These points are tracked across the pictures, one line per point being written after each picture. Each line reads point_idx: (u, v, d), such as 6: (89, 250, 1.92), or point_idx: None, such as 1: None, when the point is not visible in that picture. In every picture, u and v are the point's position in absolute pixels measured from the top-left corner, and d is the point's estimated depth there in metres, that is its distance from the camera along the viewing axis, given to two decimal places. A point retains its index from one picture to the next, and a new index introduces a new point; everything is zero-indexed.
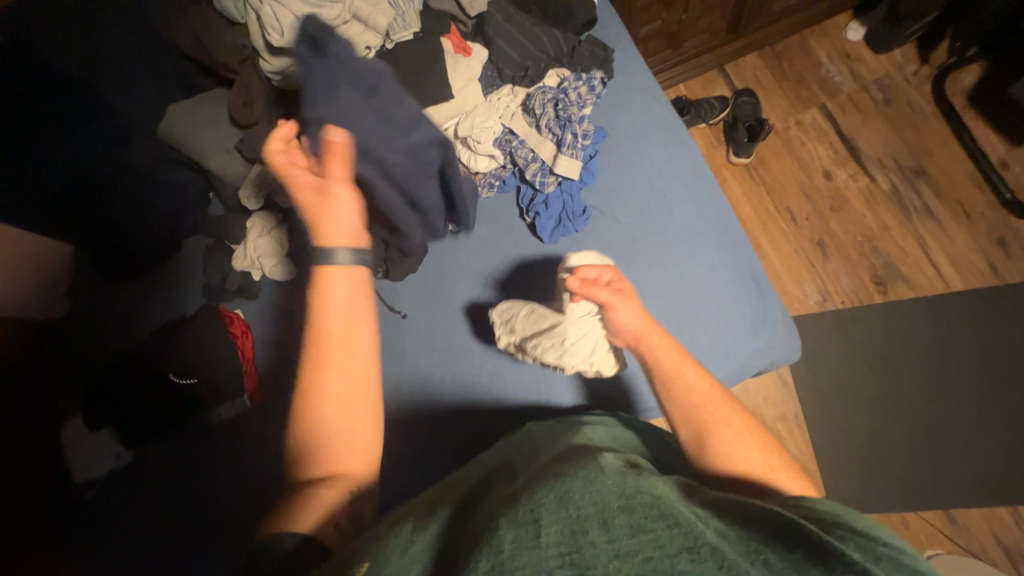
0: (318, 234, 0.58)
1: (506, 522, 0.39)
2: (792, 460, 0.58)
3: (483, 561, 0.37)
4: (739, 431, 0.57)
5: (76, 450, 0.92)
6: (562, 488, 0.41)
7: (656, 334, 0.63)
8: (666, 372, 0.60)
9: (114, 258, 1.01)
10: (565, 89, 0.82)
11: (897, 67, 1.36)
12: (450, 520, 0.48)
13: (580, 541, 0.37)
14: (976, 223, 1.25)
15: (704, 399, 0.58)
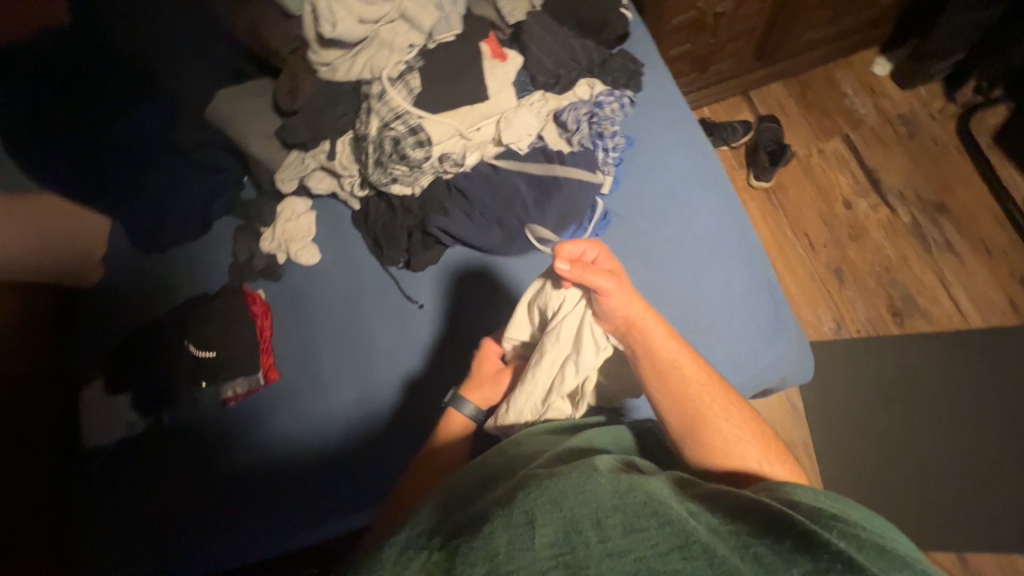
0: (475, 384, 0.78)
1: (499, 524, 0.39)
2: (781, 447, 0.63)
3: (479, 565, 0.37)
4: (728, 422, 0.61)
5: (101, 410, 0.97)
6: (554, 488, 0.41)
7: (650, 320, 0.61)
8: (662, 364, 0.61)
9: (149, 234, 1.06)
10: (600, 103, 0.85)
11: (922, 103, 1.38)
12: (448, 515, 0.47)
13: (573, 541, 0.37)
14: (997, 261, 1.24)
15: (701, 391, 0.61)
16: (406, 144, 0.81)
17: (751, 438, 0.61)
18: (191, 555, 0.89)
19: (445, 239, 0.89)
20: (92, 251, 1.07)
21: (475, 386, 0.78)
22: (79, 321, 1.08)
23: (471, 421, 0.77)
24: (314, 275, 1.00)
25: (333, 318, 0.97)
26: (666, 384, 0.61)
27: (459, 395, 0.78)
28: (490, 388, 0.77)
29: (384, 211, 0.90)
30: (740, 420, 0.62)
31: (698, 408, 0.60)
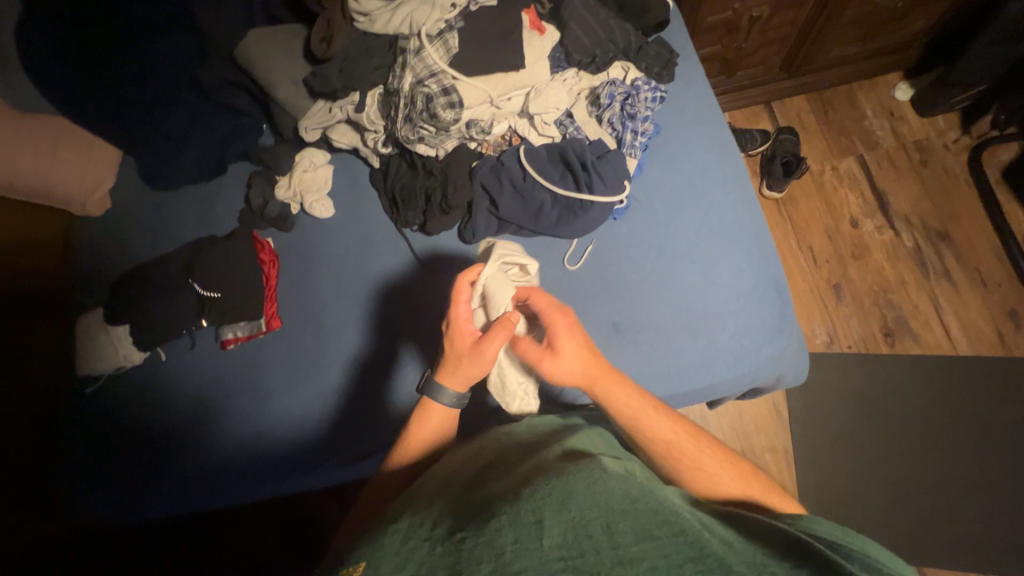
0: (456, 368, 0.64)
1: (505, 521, 0.39)
2: (769, 482, 0.60)
3: (485, 562, 0.36)
4: (704, 471, 0.59)
5: (92, 342, 0.96)
6: (562, 490, 0.41)
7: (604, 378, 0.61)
8: (624, 420, 0.61)
9: (163, 171, 1.06)
10: (637, 87, 0.85)
11: (938, 132, 1.40)
12: (449, 509, 0.47)
13: (582, 544, 0.36)
14: (991, 293, 1.27)
15: (672, 437, 0.60)
16: (437, 104, 0.81)
17: (730, 478, 0.59)
18: (177, 491, 0.90)
19: (464, 205, 0.89)
20: (100, 181, 1.08)
21: (450, 372, 0.65)
22: (87, 251, 1.08)
23: (455, 406, 0.66)
24: (325, 229, 1.00)
25: (341, 274, 0.97)
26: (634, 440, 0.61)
27: (435, 383, 0.66)
28: (470, 370, 0.64)
29: (405, 171, 0.91)
30: (718, 462, 0.60)
31: (671, 461, 0.59)
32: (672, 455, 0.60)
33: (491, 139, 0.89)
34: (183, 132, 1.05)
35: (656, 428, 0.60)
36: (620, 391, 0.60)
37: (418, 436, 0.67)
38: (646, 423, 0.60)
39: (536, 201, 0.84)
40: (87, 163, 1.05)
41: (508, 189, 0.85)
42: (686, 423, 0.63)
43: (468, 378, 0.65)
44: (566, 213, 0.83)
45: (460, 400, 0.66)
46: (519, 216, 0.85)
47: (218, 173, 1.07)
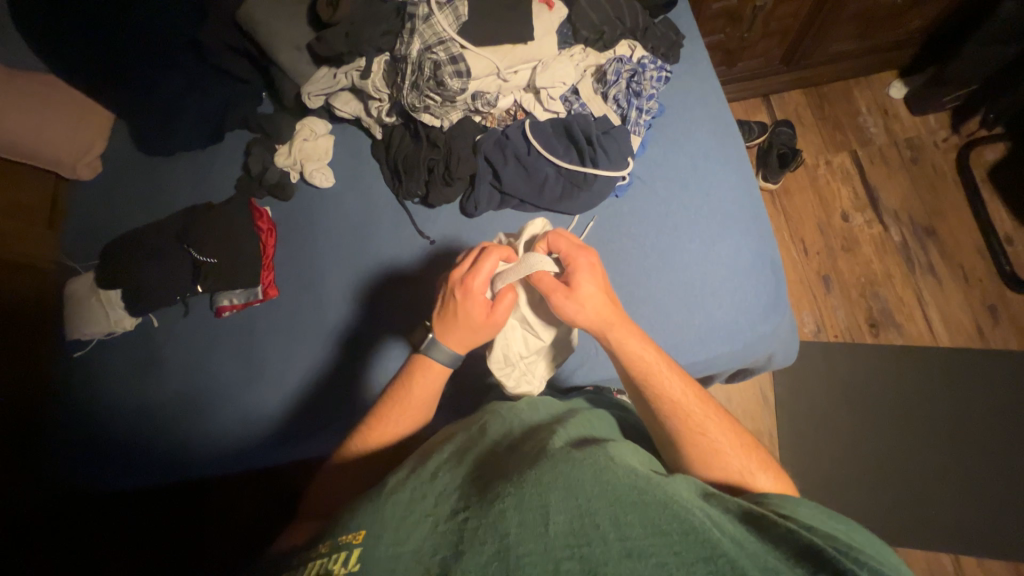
0: (454, 326, 0.64)
1: (512, 503, 0.40)
2: (770, 456, 0.59)
3: (490, 543, 0.38)
4: (708, 437, 0.58)
5: (84, 305, 0.94)
6: (570, 475, 0.42)
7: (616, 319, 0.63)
8: (637, 370, 0.62)
9: (158, 135, 1.04)
10: (643, 65, 0.86)
11: (928, 130, 1.44)
12: (450, 481, 0.47)
13: (588, 533, 0.38)
14: (972, 287, 1.31)
15: (676, 401, 0.60)
16: (445, 72, 0.81)
17: (731, 448, 0.58)
18: (166, 458, 0.88)
19: (467, 178, 0.88)
20: (92, 144, 1.06)
21: (453, 330, 0.64)
22: (78, 215, 1.06)
23: (449, 366, 0.66)
24: (324, 199, 0.98)
25: (339, 244, 0.95)
26: (642, 393, 0.62)
27: (432, 338, 0.65)
28: (476, 335, 0.65)
29: (408, 141, 0.92)
30: (722, 431, 0.59)
31: (676, 421, 0.59)
32: (677, 417, 0.59)
33: (496, 112, 0.89)
34: (181, 95, 1.03)
35: (666, 385, 0.61)
36: (633, 340, 0.62)
37: (411, 399, 0.65)
38: (657, 378, 0.62)
39: (540, 176, 0.85)
40: (77, 126, 1.04)
41: (512, 163, 0.86)
42: (697, 390, 0.62)
43: (463, 343, 0.65)
44: (570, 188, 0.85)
45: (455, 360, 0.66)
46: (522, 191, 0.86)
47: (216, 139, 1.05)
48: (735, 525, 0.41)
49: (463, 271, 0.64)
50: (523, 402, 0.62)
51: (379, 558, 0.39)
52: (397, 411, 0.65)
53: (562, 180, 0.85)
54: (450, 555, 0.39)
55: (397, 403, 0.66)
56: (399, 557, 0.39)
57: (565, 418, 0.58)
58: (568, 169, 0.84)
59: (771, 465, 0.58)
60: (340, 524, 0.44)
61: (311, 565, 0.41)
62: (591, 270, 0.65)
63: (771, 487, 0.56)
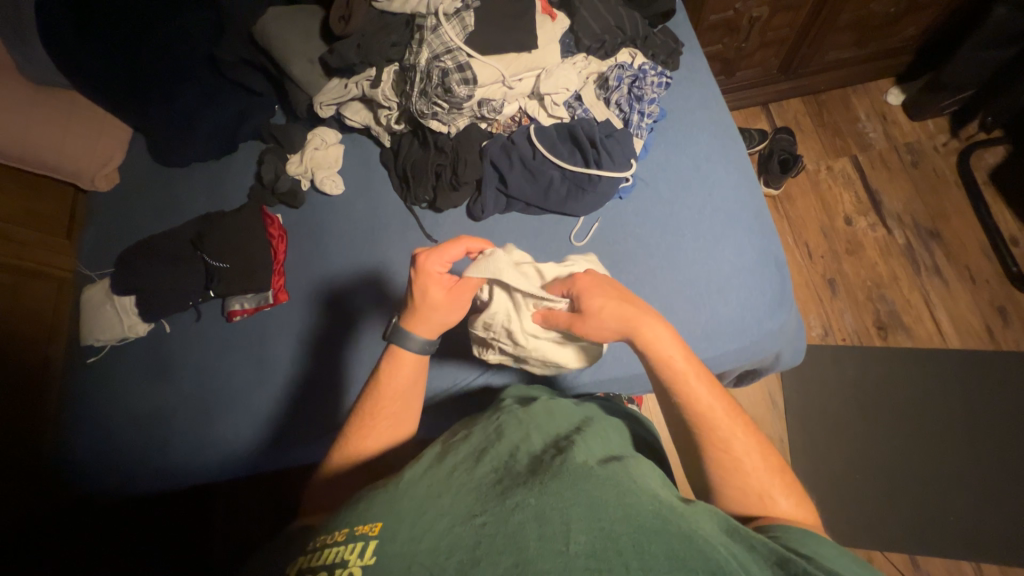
0: (421, 314, 0.63)
1: (531, 515, 0.40)
2: (796, 482, 0.57)
3: (508, 553, 0.38)
4: (733, 454, 0.57)
5: (100, 311, 0.97)
6: (592, 494, 0.42)
7: (647, 320, 0.60)
8: (671, 377, 0.59)
9: (174, 147, 1.07)
10: (644, 70, 0.89)
11: (928, 135, 1.45)
12: (467, 481, 0.46)
13: (609, 559, 0.38)
14: (980, 288, 1.31)
15: (706, 411, 0.58)
16: (452, 79, 0.84)
17: (757, 467, 0.57)
18: (175, 462, 0.88)
19: (473, 182, 0.91)
20: (111, 155, 1.09)
21: (418, 318, 0.64)
22: (95, 225, 1.09)
23: (423, 354, 0.65)
24: (334, 206, 1.01)
25: (348, 250, 0.96)
26: (672, 397, 0.60)
27: (402, 329, 0.64)
28: (445, 315, 0.64)
29: (416, 148, 0.95)
30: (749, 449, 0.57)
31: (703, 428, 0.58)
32: (705, 428, 0.58)
33: (501, 120, 0.92)
34: (198, 108, 1.06)
35: (697, 392, 0.59)
36: (668, 340, 0.59)
37: (387, 390, 0.64)
38: (688, 381, 0.59)
39: (545, 179, 0.87)
40: (96, 140, 1.06)
41: (517, 167, 0.88)
42: (728, 398, 0.60)
43: (434, 328, 0.65)
44: (575, 191, 0.86)
45: (427, 348, 0.65)
46: (528, 193, 0.88)
47: (230, 150, 1.09)
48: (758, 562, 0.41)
49: (419, 258, 0.62)
50: (540, 405, 0.61)
51: (393, 554, 0.39)
52: (380, 406, 0.64)
53: (568, 183, 0.87)
54: (467, 562, 0.38)
55: (383, 399, 0.64)
56: (415, 556, 0.39)
57: (584, 427, 0.57)
58: (575, 173, 0.86)
59: (795, 489, 0.56)
60: (352, 513, 0.44)
61: (323, 554, 0.41)
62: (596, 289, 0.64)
63: (791, 511, 0.55)
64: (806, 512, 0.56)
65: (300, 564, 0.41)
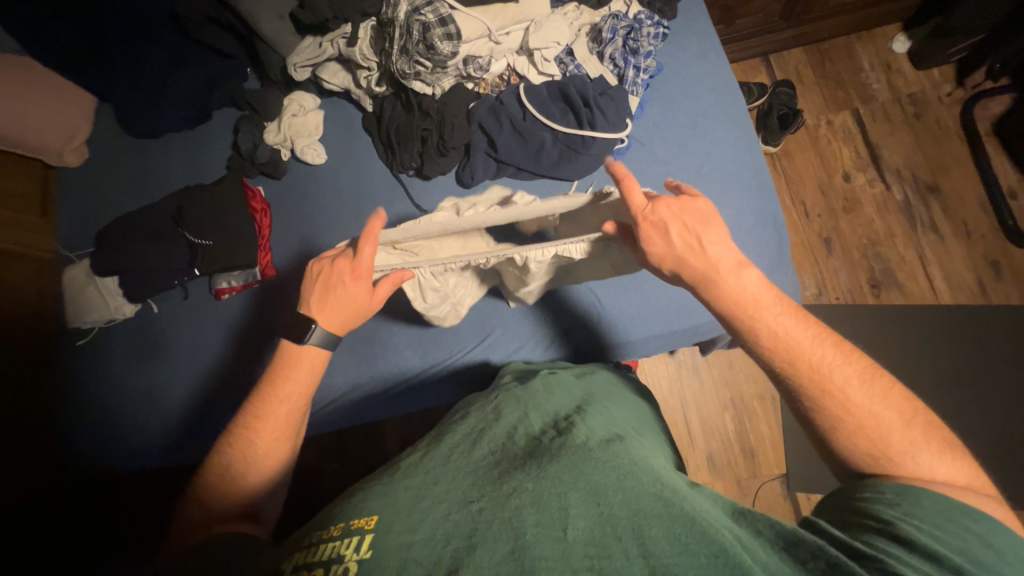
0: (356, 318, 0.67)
1: (529, 501, 0.41)
2: (936, 427, 0.48)
3: (504, 540, 0.39)
4: (850, 407, 0.49)
5: (81, 293, 0.94)
6: (591, 479, 0.43)
7: (733, 275, 0.56)
8: (751, 317, 0.55)
9: (144, 116, 1.01)
10: (640, 21, 0.84)
11: (932, 84, 1.40)
12: (464, 465, 0.47)
13: (611, 545, 0.38)
14: (975, 243, 1.30)
15: (799, 352, 0.53)
16: (435, 35, 0.78)
17: (883, 411, 0.49)
18: (173, 441, 0.88)
19: (461, 147, 0.87)
20: (78, 126, 1.03)
21: (334, 313, 0.63)
22: (67, 202, 1.04)
23: (323, 348, 0.63)
24: (318, 176, 0.96)
25: (335, 222, 0.93)
26: (755, 342, 0.55)
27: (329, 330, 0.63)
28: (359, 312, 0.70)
29: (400, 112, 0.90)
30: (868, 398, 0.49)
31: (807, 378, 0.52)
32: (812, 379, 0.51)
33: (489, 78, 0.88)
34: (163, 71, 0.99)
35: (783, 333, 0.53)
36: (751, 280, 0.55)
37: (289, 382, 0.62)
38: (765, 326, 0.54)
39: (537, 140, 0.83)
40: (58, 112, 1.00)
41: (507, 130, 0.84)
42: (830, 342, 0.53)
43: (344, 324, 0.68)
44: (572, 153, 0.83)
45: (335, 345, 0.65)
46: (520, 156, 0.84)
47: (204, 118, 1.03)
48: (765, 543, 0.40)
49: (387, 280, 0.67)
50: (538, 383, 0.63)
51: (394, 542, 0.39)
52: (271, 404, 0.60)
53: (566, 143, 0.83)
54: (462, 549, 0.38)
55: (275, 392, 0.61)
56: (409, 548, 0.39)
57: (583, 405, 0.58)
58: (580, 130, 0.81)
59: (934, 435, 0.47)
60: (349, 509, 0.44)
61: (322, 549, 0.40)
62: (665, 253, 0.57)
63: (946, 470, 0.45)
64: (958, 466, 0.46)
65: (297, 558, 0.41)
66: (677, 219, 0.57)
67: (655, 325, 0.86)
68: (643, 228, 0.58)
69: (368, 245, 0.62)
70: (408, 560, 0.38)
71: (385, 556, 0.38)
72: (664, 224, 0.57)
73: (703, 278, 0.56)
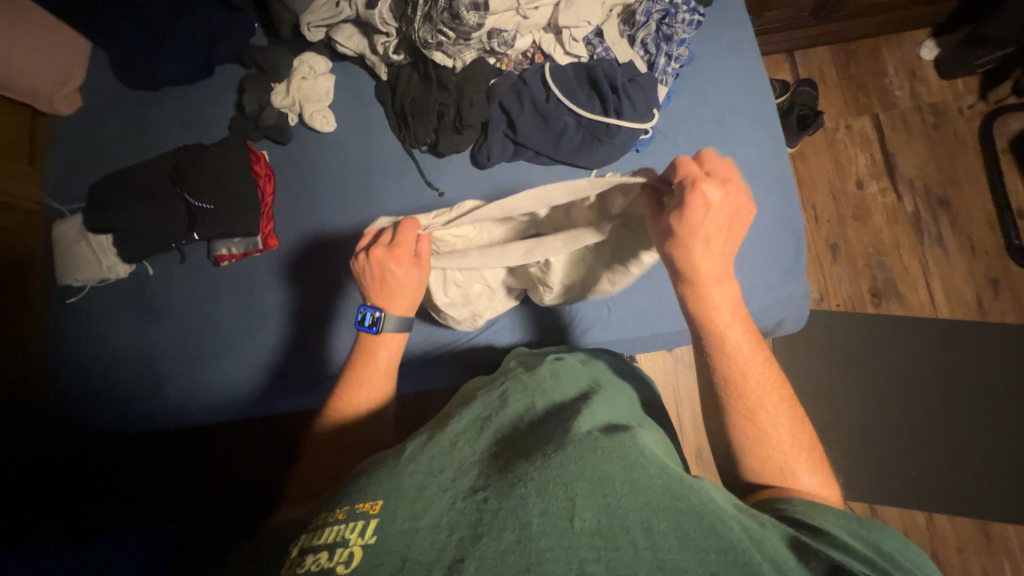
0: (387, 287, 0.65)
1: (535, 491, 0.39)
2: (820, 453, 0.55)
3: (509, 529, 0.37)
4: (761, 428, 0.55)
5: (72, 250, 0.91)
6: (598, 468, 0.41)
7: (722, 286, 0.55)
8: (718, 329, 0.56)
9: (143, 67, 0.96)
10: (676, 6, 0.81)
11: (955, 95, 1.38)
12: (469, 451, 0.46)
13: (617, 535, 0.37)
14: (977, 260, 1.31)
15: (744, 372, 0.56)
16: (461, 3, 0.74)
17: (786, 436, 0.55)
18: (164, 407, 0.87)
19: (479, 125, 0.84)
20: (71, 72, 0.98)
21: (398, 298, 0.63)
22: (57, 152, 0.99)
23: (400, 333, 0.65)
24: (326, 145, 0.92)
25: (342, 194, 0.90)
26: (708, 355, 0.57)
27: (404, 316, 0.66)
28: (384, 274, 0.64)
29: (417, 83, 0.86)
30: (778, 422, 0.55)
31: (735, 396, 0.56)
32: (740, 400, 0.56)
33: (512, 54, 0.84)
34: (165, 20, 0.94)
35: (737, 352, 0.56)
36: (729, 296, 0.55)
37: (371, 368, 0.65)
38: (726, 342, 0.56)
39: (558, 126, 0.81)
40: (49, 56, 0.94)
41: (528, 112, 0.81)
42: (771, 364, 0.57)
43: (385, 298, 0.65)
44: (595, 141, 0.80)
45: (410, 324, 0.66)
46: (540, 140, 0.81)
47: (206, 74, 0.97)
48: (773, 535, 0.41)
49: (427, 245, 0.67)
50: (546, 368, 0.61)
51: (400, 525, 0.39)
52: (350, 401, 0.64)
53: (590, 133, 0.80)
54: (469, 538, 0.37)
55: (359, 377, 0.65)
56: (416, 532, 0.38)
57: (590, 393, 0.56)
58: (607, 118, 0.78)
59: (817, 461, 0.54)
60: (353, 490, 0.43)
61: (325, 533, 0.40)
62: (690, 229, 0.51)
63: (814, 488, 0.53)
64: (832, 489, 0.54)
65: (304, 542, 0.41)
66: (726, 209, 0.51)
67: (662, 326, 0.86)
68: (692, 198, 0.50)
69: (407, 233, 0.62)
70: (413, 550, 0.37)
71: (389, 546, 0.38)
72: (707, 207, 0.51)
73: (694, 276, 0.54)
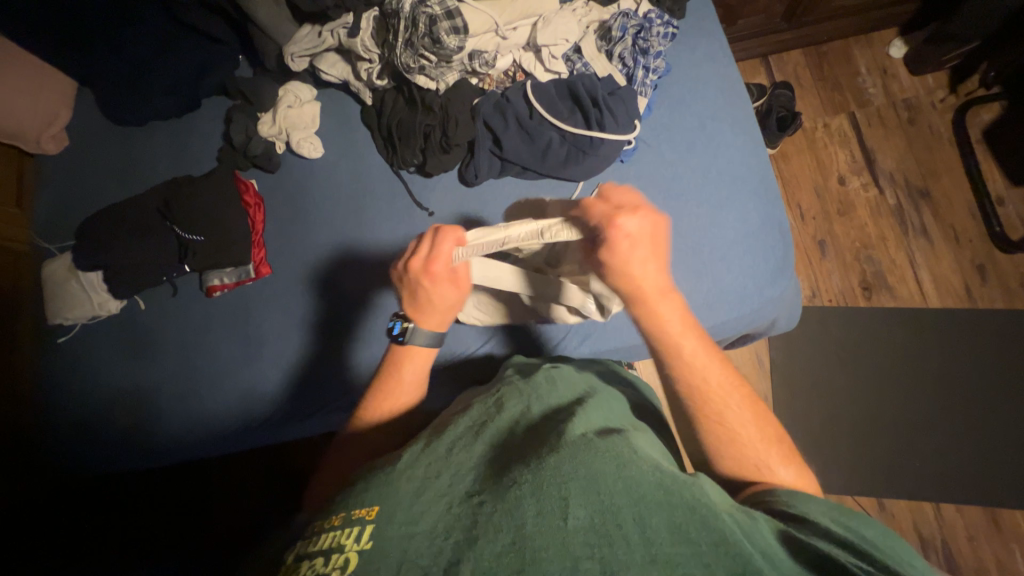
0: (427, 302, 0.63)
1: (529, 491, 0.39)
2: (788, 441, 0.56)
3: (502, 531, 0.37)
4: (727, 427, 0.55)
5: (62, 289, 0.90)
6: (593, 467, 0.40)
7: (670, 301, 0.55)
8: (671, 343, 0.56)
9: (130, 104, 0.97)
10: (650, 20, 0.83)
11: (927, 90, 1.42)
12: (465, 459, 0.45)
13: (610, 532, 0.37)
14: (962, 248, 1.33)
15: (704, 380, 0.55)
16: (441, 28, 0.76)
17: (754, 431, 0.55)
18: (159, 441, 0.85)
19: (465, 144, 0.85)
20: (57, 113, 0.98)
21: (431, 314, 0.62)
22: (45, 192, 0.99)
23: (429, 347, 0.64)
24: (314, 170, 0.93)
25: (331, 218, 0.90)
26: (666, 368, 0.57)
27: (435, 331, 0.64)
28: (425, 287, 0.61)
29: (401, 106, 0.87)
30: (744, 420, 0.55)
31: (698, 402, 0.55)
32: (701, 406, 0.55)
33: (494, 74, 0.87)
34: (150, 57, 0.95)
35: (695, 360, 0.56)
36: (677, 311, 0.55)
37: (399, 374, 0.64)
38: (682, 351, 0.56)
39: (543, 141, 0.82)
40: (35, 97, 0.95)
41: (513, 128, 0.83)
42: (728, 368, 0.57)
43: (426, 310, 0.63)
44: (582, 154, 0.81)
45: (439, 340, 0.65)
46: (527, 155, 0.83)
47: (193, 107, 0.98)
48: (763, 529, 0.41)
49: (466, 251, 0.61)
50: (542, 375, 0.60)
51: (394, 533, 0.38)
52: (382, 401, 0.63)
53: (575, 146, 0.81)
54: (462, 540, 0.38)
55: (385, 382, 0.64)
56: (412, 537, 0.38)
57: (585, 397, 0.56)
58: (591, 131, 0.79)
59: (789, 452, 0.55)
60: (351, 496, 0.42)
61: (322, 538, 0.39)
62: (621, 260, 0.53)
63: (790, 479, 0.53)
64: (807, 479, 0.54)
65: (299, 549, 0.40)
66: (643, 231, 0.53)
67: None
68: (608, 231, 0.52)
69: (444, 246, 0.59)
70: (408, 554, 0.37)
71: (388, 548, 0.37)
72: (625, 232, 0.52)
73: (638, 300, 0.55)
